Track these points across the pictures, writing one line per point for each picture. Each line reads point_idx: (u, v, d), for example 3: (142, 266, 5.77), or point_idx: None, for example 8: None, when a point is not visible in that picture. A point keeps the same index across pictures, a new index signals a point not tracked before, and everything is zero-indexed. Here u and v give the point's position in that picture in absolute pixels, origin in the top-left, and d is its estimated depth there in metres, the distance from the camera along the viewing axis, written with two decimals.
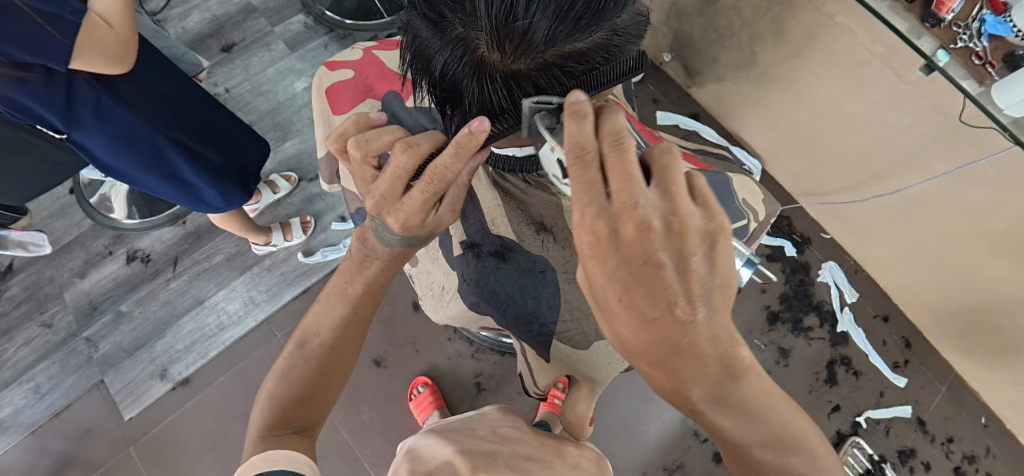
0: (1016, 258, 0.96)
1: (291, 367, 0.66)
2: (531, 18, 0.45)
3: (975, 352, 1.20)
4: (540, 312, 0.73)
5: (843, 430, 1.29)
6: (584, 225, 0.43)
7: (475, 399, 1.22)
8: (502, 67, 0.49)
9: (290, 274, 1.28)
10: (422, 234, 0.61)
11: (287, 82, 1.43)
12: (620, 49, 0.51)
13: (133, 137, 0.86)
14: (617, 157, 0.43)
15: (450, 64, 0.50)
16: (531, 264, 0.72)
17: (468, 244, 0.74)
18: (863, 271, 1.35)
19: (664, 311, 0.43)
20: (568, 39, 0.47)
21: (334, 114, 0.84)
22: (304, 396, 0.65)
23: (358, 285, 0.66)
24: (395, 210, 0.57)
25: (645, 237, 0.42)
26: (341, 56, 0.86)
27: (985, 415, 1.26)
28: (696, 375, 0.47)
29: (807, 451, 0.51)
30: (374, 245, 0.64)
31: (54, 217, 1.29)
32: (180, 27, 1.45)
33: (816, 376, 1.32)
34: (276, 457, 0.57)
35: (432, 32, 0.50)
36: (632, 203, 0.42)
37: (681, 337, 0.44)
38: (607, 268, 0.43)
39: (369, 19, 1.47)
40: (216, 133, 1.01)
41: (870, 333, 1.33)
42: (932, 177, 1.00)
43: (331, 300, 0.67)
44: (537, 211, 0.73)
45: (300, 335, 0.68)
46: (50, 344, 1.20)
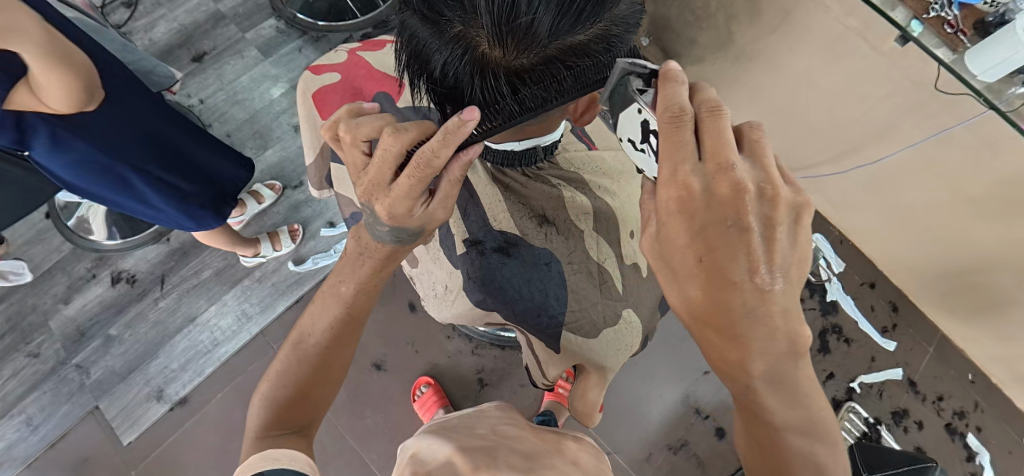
0: (994, 219, 0.99)
1: (289, 369, 0.65)
2: (534, 13, 0.45)
3: (959, 311, 1.24)
4: (549, 304, 0.72)
5: (838, 397, 1.32)
6: (675, 180, 0.46)
7: (478, 395, 1.22)
8: (505, 64, 0.49)
9: (282, 284, 1.26)
10: (412, 226, 0.60)
11: (262, 89, 1.40)
12: (620, 39, 0.52)
13: (95, 164, 0.83)
14: (715, 122, 0.45)
15: (451, 63, 0.50)
16: (536, 258, 0.73)
17: (471, 242, 0.73)
18: (849, 241, 1.38)
19: (745, 274, 0.45)
20: (570, 32, 0.48)
21: (322, 119, 0.82)
22: (298, 396, 0.64)
23: (353, 286, 0.66)
24: (382, 197, 0.56)
25: (737, 197, 0.44)
26: (325, 60, 0.85)
27: (971, 372, 1.31)
28: (761, 348, 0.47)
29: (832, 445, 0.51)
30: (367, 242, 0.65)
31: (31, 244, 1.25)
32: (147, 38, 1.41)
33: (809, 346, 1.35)
34: (273, 456, 0.56)
35: (431, 31, 0.50)
36: (728, 166, 0.44)
37: (758, 304, 0.46)
38: (693, 223, 0.45)
39: (342, 20, 1.45)
40: (193, 156, 0.97)
41: (858, 300, 1.36)
42: (910, 144, 1.02)
43: (326, 300, 0.67)
44: (538, 204, 0.75)
45: (295, 337, 0.67)
46: (40, 373, 1.17)
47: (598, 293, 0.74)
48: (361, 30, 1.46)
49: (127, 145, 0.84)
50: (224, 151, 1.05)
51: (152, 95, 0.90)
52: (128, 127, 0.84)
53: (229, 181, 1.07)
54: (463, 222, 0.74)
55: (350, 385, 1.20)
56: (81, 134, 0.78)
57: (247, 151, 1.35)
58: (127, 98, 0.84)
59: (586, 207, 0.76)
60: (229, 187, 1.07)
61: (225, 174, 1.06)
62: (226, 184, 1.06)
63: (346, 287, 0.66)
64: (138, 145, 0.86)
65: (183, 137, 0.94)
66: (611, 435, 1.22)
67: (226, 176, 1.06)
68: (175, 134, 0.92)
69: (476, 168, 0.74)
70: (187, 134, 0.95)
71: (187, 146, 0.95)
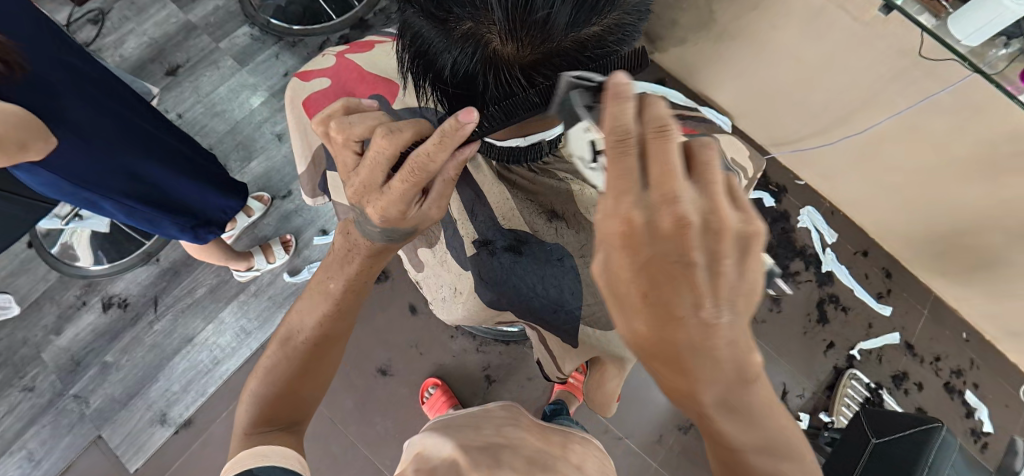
0: (982, 180, 1.01)
1: (275, 365, 0.64)
2: (550, 8, 0.44)
3: (950, 272, 1.27)
4: (565, 300, 0.73)
5: (840, 365, 1.33)
6: (617, 212, 0.41)
7: (486, 392, 1.22)
8: (518, 59, 0.48)
9: (276, 297, 1.24)
10: (405, 227, 0.59)
11: (241, 98, 1.37)
12: (632, 27, 0.51)
13: (59, 186, 0.79)
14: (661, 144, 0.40)
15: (461, 61, 0.49)
16: (548, 254, 0.72)
17: (481, 242, 0.73)
18: (839, 212, 1.40)
19: (689, 310, 0.40)
20: (585, 24, 0.47)
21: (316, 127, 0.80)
22: (283, 393, 0.63)
23: (341, 281, 0.65)
24: (375, 199, 0.56)
25: (680, 232, 0.40)
26: (313, 65, 0.83)
27: (965, 331, 1.34)
28: (705, 379, 0.42)
29: (796, 464, 0.47)
30: (356, 239, 0.63)
31: (16, 275, 1.21)
32: (118, 55, 1.37)
33: (808, 317, 1.36)
34: (264, 452, 0.57)
35: (437, 30, 0.48)
36: (672, 196, 0.40)
37: (703, 341, 0.41)
38: (635, 259, 0.41)
39: (317, 23, 1.43)
40: (174, 190, 0.94)
41: (852, 269, 1.38)
42: (897, 112, 1.03)
43: (315, 294, 0.66)
44: (546, 200, 0.73)
45: (283, 333, 0.66)
46: (37, 407, 1.14)
47: None
48: (338, 32, 1.43)
49: (93, 174, 0.80)
50: (212, 179, 1.02)
51: (126, 120, 0.84)
52: (98, 157, 0.80)
53: (217, 207, 1.04)
54: (472, 223, 0.73)
55: (356, 392, 1.20)
56: (45, 165, 0.74)
57: (231, 164, 1.33)
58: (94, 125, 0.79)
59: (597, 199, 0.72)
60: (215, 215, 1.05)
61: (210, 205, 1.03)
62: (209, 211, 1.03)
63: (333, 284, 0.65)
64: (108, 176, 0.82)
65: (166, 174, 0.90)
66: (622, 421, 1.22)
67: (215, 207, 1.04)
68: (155, 169, 0.88)
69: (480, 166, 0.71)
70: (170, 169, 0.91)
71: (168, 180, 0.92)
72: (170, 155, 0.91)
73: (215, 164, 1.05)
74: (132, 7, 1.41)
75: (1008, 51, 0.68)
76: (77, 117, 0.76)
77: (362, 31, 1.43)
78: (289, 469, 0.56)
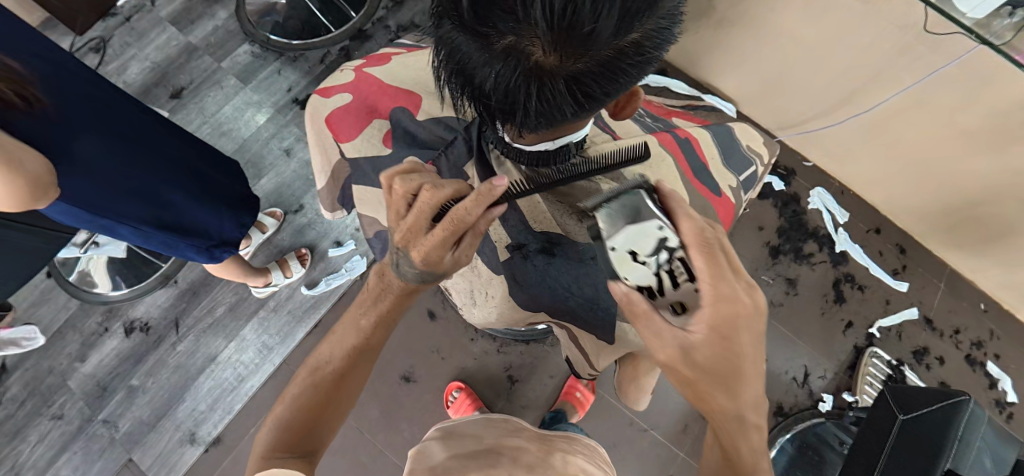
0: (993, 151, 1.01)
1: (301, 394, 0.63)
2: (596, 21, 0.44)
3: (964, 244, 1.27)
4: (601, 298, 0.72)
5: (860, 344, 1.33)
6: (732, 293, 0.51)
7: (510, 392, 1.23)
8: (561, 71, 0.48)
9: (294, 312, 1.25)
10: (440, 272, 0.60)
11: (247, 116, 1.38)
12: (667, 30, 0.51)
13: (74, 217, 0.80)
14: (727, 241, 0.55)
15: (502, 75, 0.49)
16: (582, 253, 0.71)
17: (514, 246, 0.72)
18: (849, 191, 1.40)
19: (755, 363, 0.53)
20: (626, 33, 0.47)
21: (338, 142, 0.81)
22: (306, 421, 0.62)
23: (371, 318, 0.67)
24: (418, 244, 0.57)
25: (757, 307, 0.53)
26: (332, 82, 0.84)
27: (983, 302, 1.34)
28: (750, 404, 0.54)
29: None
30: (390, 278, 0.66)
31: (37, 305, 1.22)
32: (122, 81, 1.38)
33: (825, 298, 1.36)
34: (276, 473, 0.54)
35: (478, 45, 0.49)
36: (748, 281, 0.54)
37: (755, 382, 0.54)
38: (736, 328, 0.51)
39: (316, 36, 1.43)
40: (188, 212, 0.94)
41: (866, 247, 1.38)
42: (905, 88, 1.03)
43: (345, 329, 0.68)
44: (576, 200, 0.69)
45: (313, 362, 0.67)
46: (67, 434, 1.15)
47: None
48: (338, 44, 1.44)
49: (108, 202, 0.81)
50: (225, 200, 1.03)
51: (138, 145, 0.85)
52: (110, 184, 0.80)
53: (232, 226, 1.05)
54: (502, 227, 0.72)
55: (381, 400, 1.20)
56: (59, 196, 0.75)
57: None
58: (105, 155, 0.79)
59: None
60: (229, 236, 1.05)
61: (226, 226, 1.04)
62: (223, 232, 1.03)
63: (364, 320, 0.67)
64: (127, 202, 0.83)
65: (181, 194, 0.91)
66: (646, 413, 1.22)
67: (229, 227, 1.04)
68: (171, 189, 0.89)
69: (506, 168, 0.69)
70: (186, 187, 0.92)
71: (183, 201, 0.92)
72: (182, 176, 0.92)
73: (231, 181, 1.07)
74: (133, 32, 1.41)
75: (1015, 20, 0.67)
76: (88, 147, 0.77)
77: (362, 42, 1.45)
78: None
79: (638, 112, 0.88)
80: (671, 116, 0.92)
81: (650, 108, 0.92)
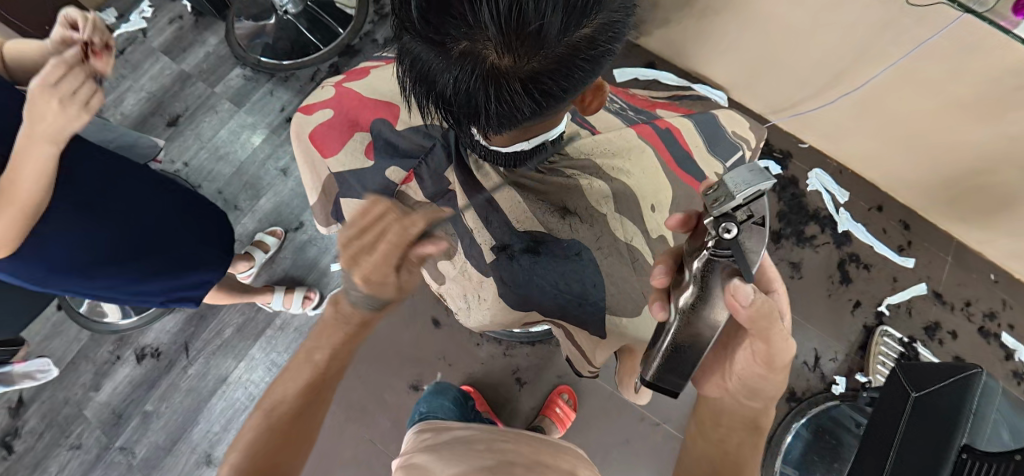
0: (988, 120, 1.00)
1: (254, 438, 0.62)
2: (542, 19, 0.45)
3: (968, 215, 1.26)
4: (588, 293, 0.73)
5: (869, 323, 1.32)
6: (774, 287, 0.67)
7: (519, 394, 1.23)
8: (517, 72, 0.49)
9: (300, 329, 1.26)
10: (386, 291, 0.64)
11: (243, 139, 1.40)
12: (620, 24, 0.51)
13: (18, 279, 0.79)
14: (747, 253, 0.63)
15: (460, 80, 0.50)
16: (567, 249, 0.72)
17: (499, 247, 0.73)
18: (848, 170, 1.39)
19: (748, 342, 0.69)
20: (577, 28, 0.48)
21: (324, 157, 0.82)
22: (266, 467, 0.61)
23: (321, 354, 0.67)
24: (361, 263, 0.61)
25: None
26: (313, 99, 0.86)
27: (993, 272, 1.33)
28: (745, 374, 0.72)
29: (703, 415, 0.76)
30: (347, 311, 0.67)
31: (50, 338, 1.24)
32: (119, 112, 1.40)
33: (831, 279, 1.35)
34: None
35: (436, 53, 0.50)
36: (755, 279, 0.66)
37: None
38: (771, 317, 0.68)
39: (306, 55, 1.45)
40: (147, 279, 0.90)
41: (868, 225, 1.37)
42: (891, 63, 1.02)
43: (295, 368, 0.67)
44: (557, 197, 0.73)
45: (268, 404, 0.65)
46: (86, 463, 1.17)
47: (632, 270, 0.73)
48: (328, 61, 1.46)
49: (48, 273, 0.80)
50: (198, 259, 0.97)
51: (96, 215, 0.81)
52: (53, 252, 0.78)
53: (217, 264, 1.01)
54: (488, 230, 0.73)
55: (392, 410, 1.21)
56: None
57: (242, 204, 1.36)
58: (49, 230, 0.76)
59: (604, 190, 0.74)
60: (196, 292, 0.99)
61: (196, 281, 0.98)
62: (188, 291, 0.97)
63: (316, 355, 0.67)
64: (90, 254, 0.82)
65: (150, 237, 0.89)
66: (658, 407, 1.22)
67: (196, 284, 0.98)
68: (138, 231, 0.87)
69: (487, 172, 0.73)
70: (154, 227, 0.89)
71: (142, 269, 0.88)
72: (145, 243, 0.88)
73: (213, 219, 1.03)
74: (126, 64, 1.44)
75: None
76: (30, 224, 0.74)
77: (351, 57, 1.46)
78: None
79: (621, 106, 0.89)
80: (655, 108, 0.92)
81: (634, 101, 0.93)
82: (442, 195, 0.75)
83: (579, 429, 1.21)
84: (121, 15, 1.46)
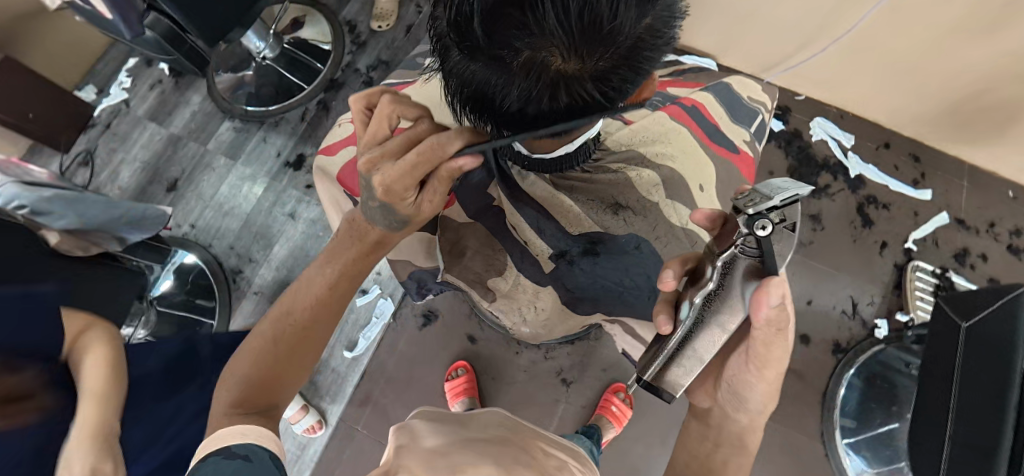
0: (984, 39, 1.00)
1: (262, 346, 0.66)
2: (614, 14, 0.45)
3: (976, 137, 1.26)
4: (651, 284, 0.75)
5: (900, 261, 1.31)
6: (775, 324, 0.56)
7: (567, 394, 1.22)
8: (585, 73, 0.48)
9: (337, 372, 1.24)
10: (402, 206, 0.62)
11: (244, 191, 1.38)
12: (676, 12, 0.52)
13: None
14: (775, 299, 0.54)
15: (524, 93, 0.48)
16: (624, 245, 0.74)
17: (557, 254, 0.75)
18: (848, 114, 1.39)
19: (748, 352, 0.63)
20: (642, 20, 0.47)
21: (354, 196, 0.79)
22: (268, 376, 0.64)
23: (336, 267, 0.70)
24: (384, 168, 0.58)
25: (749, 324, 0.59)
26: (334, 139, 0.85)
27: (1011, 189, 1.33)
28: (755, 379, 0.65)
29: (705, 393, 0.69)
30: (363, 225, 0.69)
31: None
32: (116, 187, 1.39)
33: (853, 224, 1.34)
34: (242, 431, 0.56)
35: (497, 67, 0.48)
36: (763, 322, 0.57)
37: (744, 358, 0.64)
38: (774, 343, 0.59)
39: (291, 97, 1.44)
40: None
41: (879, 164, 1.36)
42: (871, 6, 1.01)
43: (309, 282, 0.70)
44: (607, 194, 0.75)
45: (277, 313, 0.69)
46: None
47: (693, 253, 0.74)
48: (314, 98, 1.45)
49: None
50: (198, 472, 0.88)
51: None
52: None
53: None
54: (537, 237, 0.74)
55: None
56: None
57: (256, 255, 1.35)
58: None
59: (654, 178, 0.76)
60: None
61: None
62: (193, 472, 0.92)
63: (329, 270, 0.69)
64: None
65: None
66: None
67: None
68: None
69: (533, 181, 0.73)
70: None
71: None
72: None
73: (202, 353, 0.91)
74: (115, 137, 1.42)
75: None
76: None
77: (337, 90, 1.46)
78: (265, 448, 0.55)
79: None
80: (666, 86, 0.87)
81: None
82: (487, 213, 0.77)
83: (632, 419, 1.21)
84: (99, 89, 1.45)
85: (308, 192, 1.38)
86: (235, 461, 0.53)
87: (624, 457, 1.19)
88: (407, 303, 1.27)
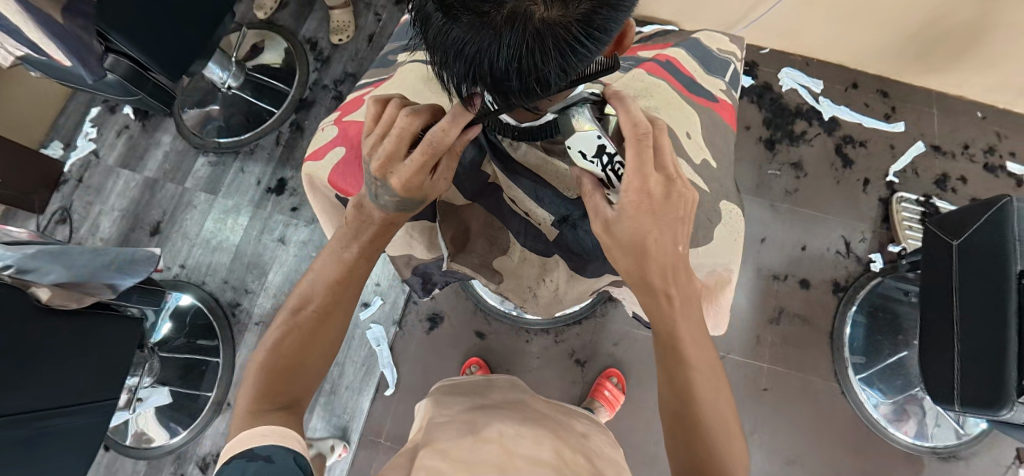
0: None
1: (283, 337, 0.70)
2: None
3: (939, 65, 1.28)
4: None
5: (884, 195, 1.33)
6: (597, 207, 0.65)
7: (583, 374, 1.23)
8: (569, 19, 0.48)
9: (352, 388, 1.23)
10: (420, 197, 0.68)
11: (230, 224, 1.37)
12: None
13: None
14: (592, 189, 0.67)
15: (510, 46, 0.49)
16: None
17: (560, 220, 0.76)
18: (813, 60, 1.41)
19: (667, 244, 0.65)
20: None
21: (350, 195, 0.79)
22: (289, 367, 0.69)
23: (354, 249, 0.72)
24: (399, 170, 0.64)
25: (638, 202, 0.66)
26: (317, 144, 0.84)
27: (979, 110, 1.36)
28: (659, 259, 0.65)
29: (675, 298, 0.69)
30: (370, 209, 0.70)
31: None
32: (98, 238, 1.36)
33: (834, 166, 1.36)
34: (263, 433, 0.62)
35: (481, 24, 0.48)
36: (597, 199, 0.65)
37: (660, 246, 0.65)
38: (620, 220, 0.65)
39: (262, 122, 1.43)
40: None
41: (851, 104, 1.39)
42: None
43: (322, 267, 0.72)
44: None
45: (294, 303, 0.72)
46: None
47: None
48: (286, 121, 1.44)
49: None
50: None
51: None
52: None
53: None
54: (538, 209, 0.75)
55: None
56: None
57: (252, 285, 1.33)
58: None
59: None
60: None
61: None
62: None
63: (347, 253, 0.72)
64: None
65: None
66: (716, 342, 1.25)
67: None
68: None
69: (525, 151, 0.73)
70: None
71: None
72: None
73: None
74: (89, 190, 1.40)
75: None
76: None
77: (308, 109, 1.45)
78: (288, 449, 0.61)
79: None
80: (636, 51, 0.89)
81: None
82: (484, 193, 0.78)
83: (649, 388, 1.22)
84: (66, 144, 1.42)
85: (295, 215, 1.37)
86: (257, 463, 0.59)
87: (647, 427, 1.20)
88: (411, 308, 1.27)
